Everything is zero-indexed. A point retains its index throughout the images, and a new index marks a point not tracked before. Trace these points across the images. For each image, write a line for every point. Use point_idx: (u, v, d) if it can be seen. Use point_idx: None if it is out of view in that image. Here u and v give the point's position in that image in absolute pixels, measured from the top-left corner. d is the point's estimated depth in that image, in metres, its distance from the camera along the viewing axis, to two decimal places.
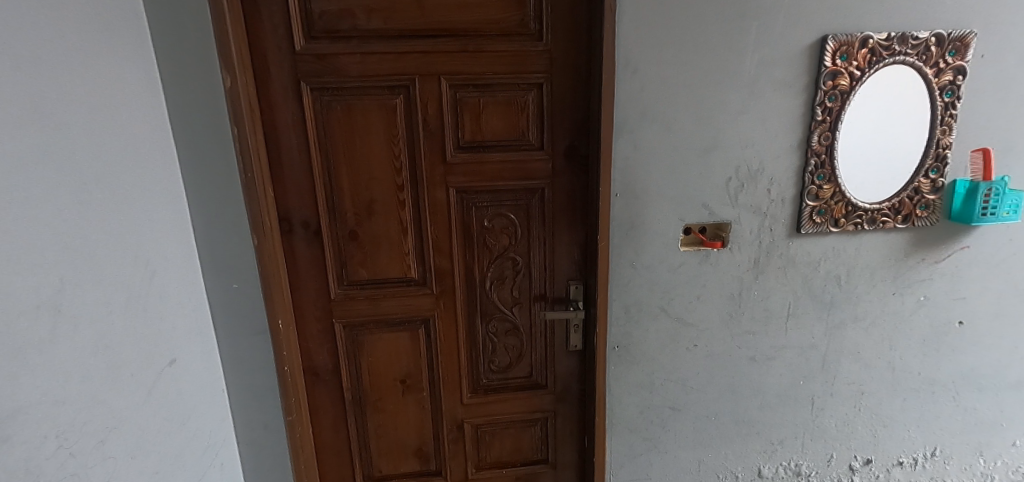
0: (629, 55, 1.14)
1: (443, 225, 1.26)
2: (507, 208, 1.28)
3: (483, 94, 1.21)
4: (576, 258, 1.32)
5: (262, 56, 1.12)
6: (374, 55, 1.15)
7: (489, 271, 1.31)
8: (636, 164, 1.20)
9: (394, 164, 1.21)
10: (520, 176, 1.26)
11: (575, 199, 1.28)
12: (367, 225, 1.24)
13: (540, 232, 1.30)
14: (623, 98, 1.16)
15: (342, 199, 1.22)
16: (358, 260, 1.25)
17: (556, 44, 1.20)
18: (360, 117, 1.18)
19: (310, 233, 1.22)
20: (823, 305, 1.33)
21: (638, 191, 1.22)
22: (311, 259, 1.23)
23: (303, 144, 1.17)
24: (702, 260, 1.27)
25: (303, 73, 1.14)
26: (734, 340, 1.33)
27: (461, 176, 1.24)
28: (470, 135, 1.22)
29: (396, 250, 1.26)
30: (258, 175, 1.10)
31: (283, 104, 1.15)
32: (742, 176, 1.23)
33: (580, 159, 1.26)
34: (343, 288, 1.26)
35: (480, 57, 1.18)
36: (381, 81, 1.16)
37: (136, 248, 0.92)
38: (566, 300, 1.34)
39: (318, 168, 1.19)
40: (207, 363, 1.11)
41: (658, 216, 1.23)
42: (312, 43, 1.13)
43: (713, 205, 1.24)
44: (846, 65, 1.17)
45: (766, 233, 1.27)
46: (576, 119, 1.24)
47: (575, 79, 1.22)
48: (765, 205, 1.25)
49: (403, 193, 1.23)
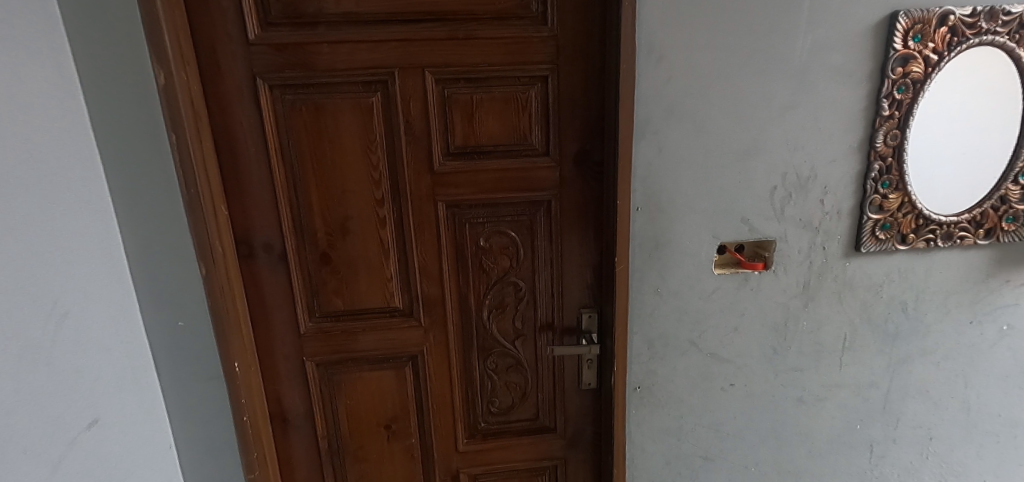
0: (653, 39, 0.93)
1: (431, 246, 1.07)
2: (506, 225, 1.08)
3: (477, 89, 1.01)
4: (590, 283, 1.12)
5: (209, 47, 0.92)
6: (345, 45, 0.96)
7: (487, 299, 1.12)
8: (662, 171, 0.99)
9: (372, 176, 1.02)
10: (522, 188, 1.06)
11: (587, 214, 1.09)
12: (342, 247, 1.05)
13: (547, 252, 1.10)
14: (645, 93, 0.96)
15: (312, 217, 1.03)
16: (333, 287, 1.06)
17: (563, 29, 0.99)
18: (329, 119, 0.99)
19: (274, 257, 1.03)
20: (887, 337, 1.11)
21: (663, 204, 1.01)
22: (277, 287, 1.04)
23: (263, 152, 0.99)
24: (740, 284, 1.06)
25: (259, 68, 0.95)
26: (779, 379, 1.12)
27: (451, 188, 1.05)
28: (462, 139, 1.03)
29: (376, 276, 1.07)
30: (206, 190, 0.92)
31: (237, 105, 0.96)
32: (790, 183, 1.02)
33: (593, 165, 1.06)
34: (315, 320, 1.07)
35: (472, 45, 0.98)
36: (354, 76, 0.97)
37: (45, 286, 0.74)
38: (578, 331, 1.15)
39: (282, 181, 1.00)
40: (147, 416, 0.93)
41: (689, 234, 1.03)
42: (270, 31, 0.94)
43: (754, 220, 1.03)
44: (921, 47, 0.96)
45: (818, 252, 1.06)
46: (589, 119, 1.04)
47: (588, 71, 1.02)
48: (818, 218, 1.04)
49: (383, 209, 1.04)
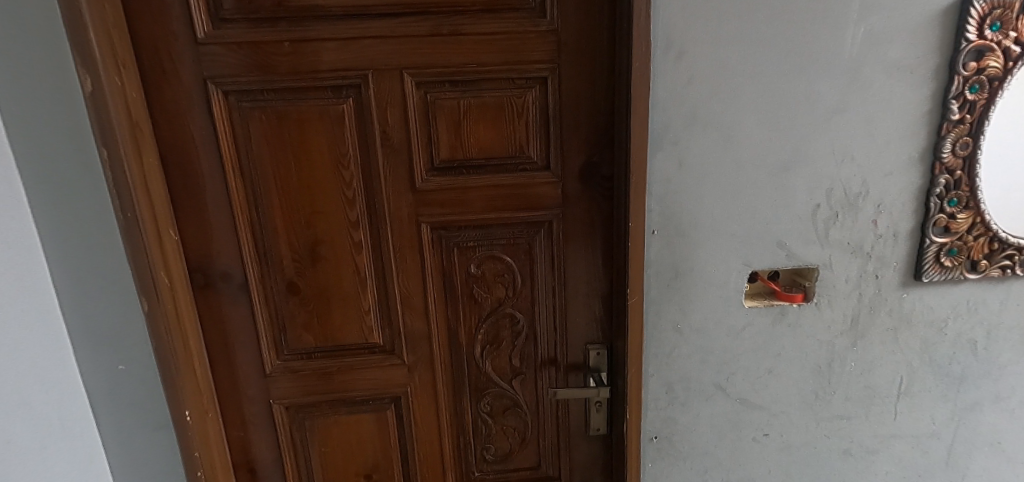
0: (672, 33, 0.79)
1: (415, 274, 0.94)
2: (501, 250, 0.94)
3: (464, 93, 0.87)
4: (598, 315, 0.98)
5: (153, 49, 0.80)
6: (310, 44, 0.82)
7: (479, 334, 0.98)
8: (682, 188, 0.84)
9: (345, 195, 0.89)
10: (518, 207, 0.92)
11: (594, 237, 0.94)
12: (312, 276, 0.92)
13: (548, 280, 0.96)
14: (663, 96, 0.81)
15: (277, 243, 0.90)
16: (303, 321, 0.94)
17: (566, 22, 0.85)
18: (294, 130, 0.85)
19: (236, 287, 0.91)
20: (952, 381, 0.94)
21: (683, 226, 0.86)
22: (241, 321, 0.92)
23: (219, 168, 0.86)
24: (776, 320, 0.90)
25: (211, 72, 0.82)
26: (821, 428, 0.96)
27: (436, 209, 0.91)
28: (448, 151, 0.89)
29: (352, 308, 0.94)
30: (148, 214, 0.79)
31: (187, 114, 0.83)
32: (836, 202, 0.86)
33: (601, 181, 0.92)
34: (284, 358, 0.95)
35: (459, 43, 0.84)
36: (321, 79, 0.83)
37: None
38: (585, 368, 1.00)
39: (241, 202, 0.87)
40: (82, 475, 0.80)
41: (714, 261, 0.88)
42: (222, 28, 0.81)
43: (792, 244, 0.87)
44: (1000, 37, 0.79)
45: (870, 282, 0.89)
46: (596, 127, 0.89)
47: (595, 71, 0.87)
48: (869, 242, 0.87)
49: (358, 232, 0.91)
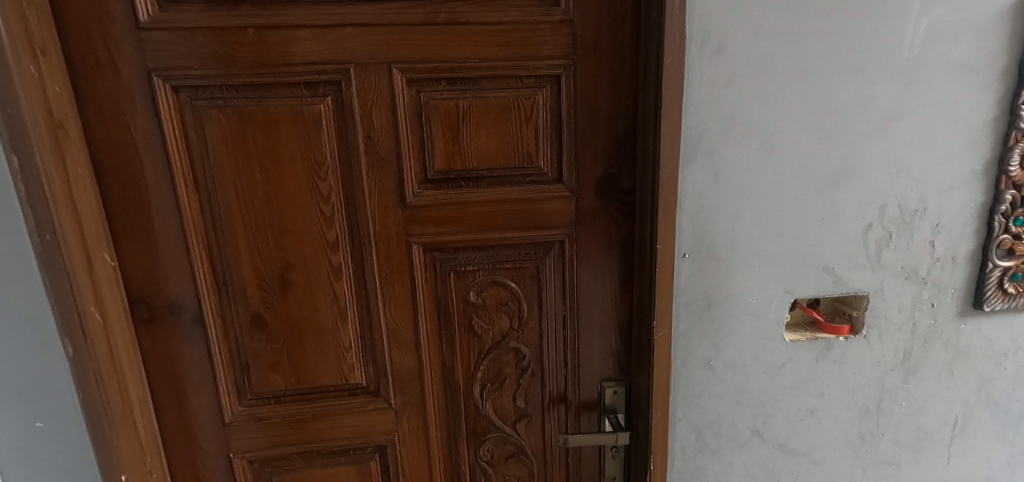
0: (710, 24, 0.67)
1: (403, 304, 0.80)
2: (505, 275, 0.81)
3: (463, 93, 0.74)
4: (615, 349, 0.86)
5: (83, 34, 0.65)
6: (279, 31, 0.68)
7: (478, 372, 0.85)
8: (717, 205, 0.73)
9: (322, 212, 0.75)
10: (524, 226, 0.79)
11: (612, 260, 0.82)
12: (282, 307, 0.77)
13: (558, 309, 0.83)
14: (697, 99, 0.69)
15: (239, 268, 0.75)
16: (270, 361, 0.79)
17: (582, 11, 0.72)
18: (259, 134, 0.71)
19: (189, 321, 0.76)
20: (1010, 420, 0.84)
21: (718, 249, 0.74)
22: (195, 361, 0.77)
23: (167, 179, 0.71)
24: (820, 355, 0.79)
25: (157, 63, 0.67)
26: (866, 475, 0.85)
27: (429, 227, 0.78)
28: (444, 161, 0.75)
29: (330, 344, 0.80)
30: (75, 237, 0.64)
31: (128, 114, 0.68)
32: (890, 221, 0.75)
33: (620, 195, 0.79)
34: (246, 403, 0.80)
35: (457, 33, 0.71)
36: (292, 74, 0.69)
37: None
38: (599, 408, 0.88)
39: (194, 220, 0.73)
40: None
41: (752, 289, 0.76)
42: (170, 11, 0.66)
43: (840, 269, 0.76)
44: None
45: (924, 311, 0.79)
46: (616, 134, 0.77)
47: (615, 68, 0.75)
48: (925, 267, 0.77)
49: (337, 255, 0.77)
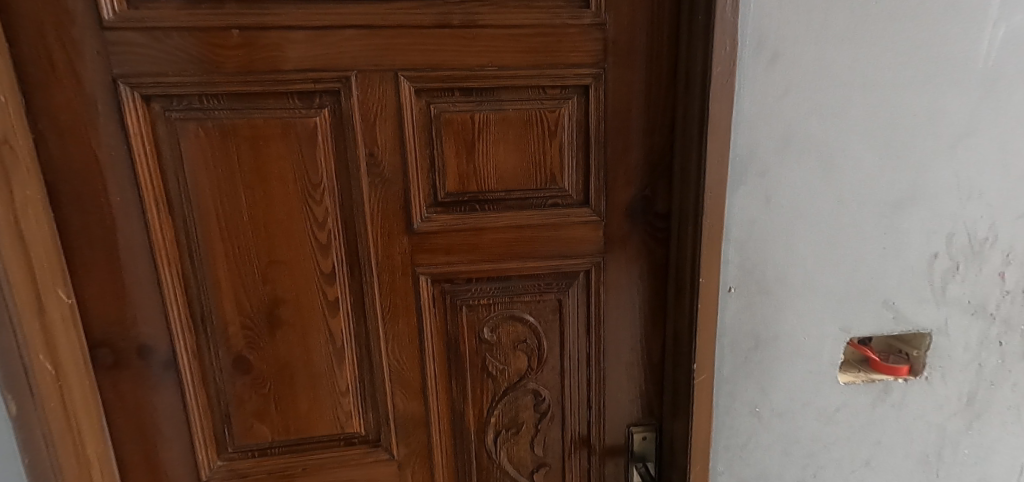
0: (765, 28, 0.59)
1: (409, 342, 0.70)
2: (523, 309, 0.72)
3: (480, 105, 0.65)
4: (645, 390, 0.76)
5: (36, 34, 0.55)
6: (269, 33, 0.59)
7: (492, 417, 0.75)
8: (767, 233, 0.64)
9: (316, 239, 0.65)
10: (546, 254, 0.70)
11: (644, 292, 0.73)
12: (270, 348, 0.68)
13: (583, 346, 0.74)
14: (748, 114, 0.61)
15: (220, 305, 0.65)
16: (256, 408, 0.69)
17: (616, 13, 0.64)
18: (245, 151, 0.62)
19: (161, 365, 0.66)
20: None
21: (767, 283, 0.66)
22: (168, 411, 0.67)
23: (135, 203, 0.61)
24: (877, 399, 0.71)
25: (124, 68, 0.58)
26: None
27: (439, 256, 0.68)
28: (457, 182, 0.66)
29: (324, 389, 0.70)
30: (22, 272, 0.54)
31: (88, 128, 0.58)
32: (957, 251, 0.67)
33: (654, 220, 0.71)
34: (228, 456, 0.70)
35: (474, 37, 0.62)
36: (284, 82, 0.60)
37: None
38: (626, 456, 0.79)
39: (168, 250, 0.63)
40: None
41: (804, 328, 0.67)
42: (140, 8, 0.57)
43: (902, 304, 0.68)
44: None
45: (992, 350, 0.70)
46: (651, 152, 0.68)
47: (651, 78, 0.66)
48: (994, 301, 0.69)
49: (333, 288, 0.67)
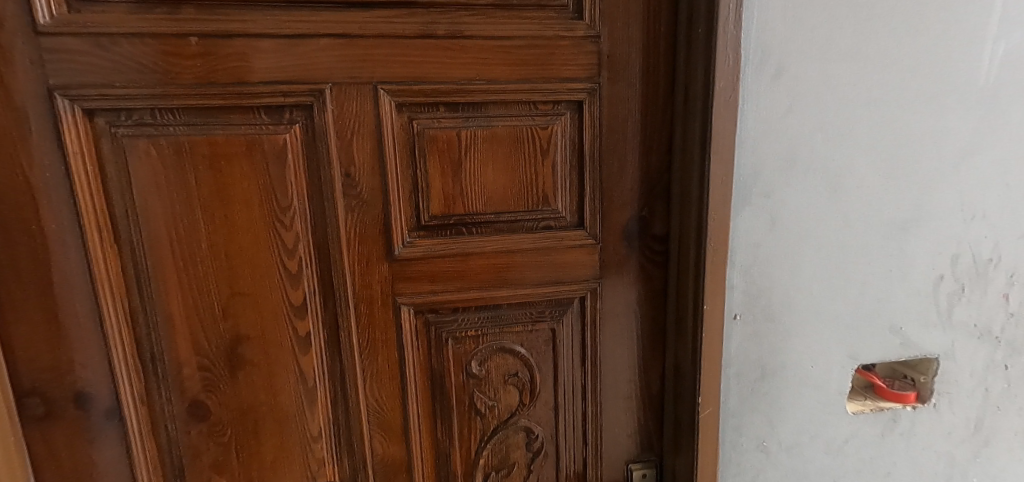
0: (769, 42, 0.56)
1: (389, 380, 0.64)
2: (514, 340, 0.66)
3: (466, 121, 0.60)
4: (644, 424, 0.71)
5: None
6: (233, 42, 0.53)
7: (481, 459, 0.69)
8: (773, 257, 0.61)
9: (285, 268, 0.58)
10: (539, 280, 0.65)
11: (642, 319, 0.68)
12: (231, 391, 0.60)
13: (577, 378, 0.69)
14: (752, 132, 0.58)
15: (173, 344, 0.58)
16: (214, 460, 0.61)
17: (610, 26, 0.60)
18: (204, 171, 0.55)
19: (103, 415, 0.58)
20: None
21: (774, 309, 0.62)
22: (111, 467, 0.59)
23: (74, 231, 0.53)
24: (885, 429, 0.68)
25: (64, 79, 0.51)
26: None
27: (423, 286, 0.62)
28: (442, 204, 0.61)
29: (294, 435, 0.63)
30: None
31: (19, 146, 0.51)
32: (962, 273, 0.65)
33: (653, 243, 0.66)
34: None
35: (460, 48, 0.58)
36: (249, 95, 0.54)
37: None
38: None
39: (113, 284, 0.55)
40: None
41: (811, 356, 0.64)
42: (83, 11, 0.50)
43: (909, 329, 0.65)
44: None
45: (998, 374, 0.68)
46: (648, 171, 0.64)
47: (648, 94, 0.62)
48: (999, 324, 0.67)
49: (303, 322, 0.60)
